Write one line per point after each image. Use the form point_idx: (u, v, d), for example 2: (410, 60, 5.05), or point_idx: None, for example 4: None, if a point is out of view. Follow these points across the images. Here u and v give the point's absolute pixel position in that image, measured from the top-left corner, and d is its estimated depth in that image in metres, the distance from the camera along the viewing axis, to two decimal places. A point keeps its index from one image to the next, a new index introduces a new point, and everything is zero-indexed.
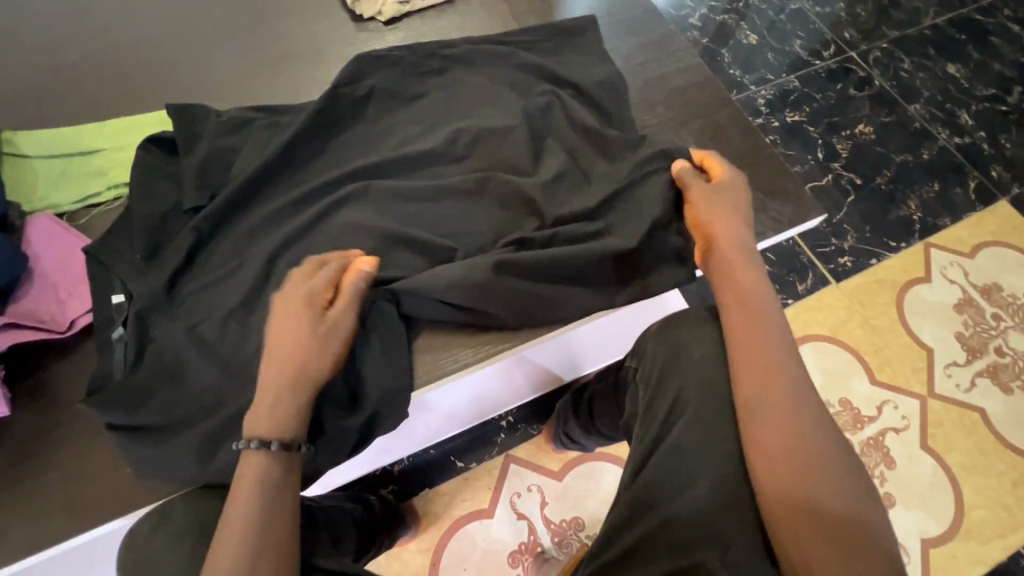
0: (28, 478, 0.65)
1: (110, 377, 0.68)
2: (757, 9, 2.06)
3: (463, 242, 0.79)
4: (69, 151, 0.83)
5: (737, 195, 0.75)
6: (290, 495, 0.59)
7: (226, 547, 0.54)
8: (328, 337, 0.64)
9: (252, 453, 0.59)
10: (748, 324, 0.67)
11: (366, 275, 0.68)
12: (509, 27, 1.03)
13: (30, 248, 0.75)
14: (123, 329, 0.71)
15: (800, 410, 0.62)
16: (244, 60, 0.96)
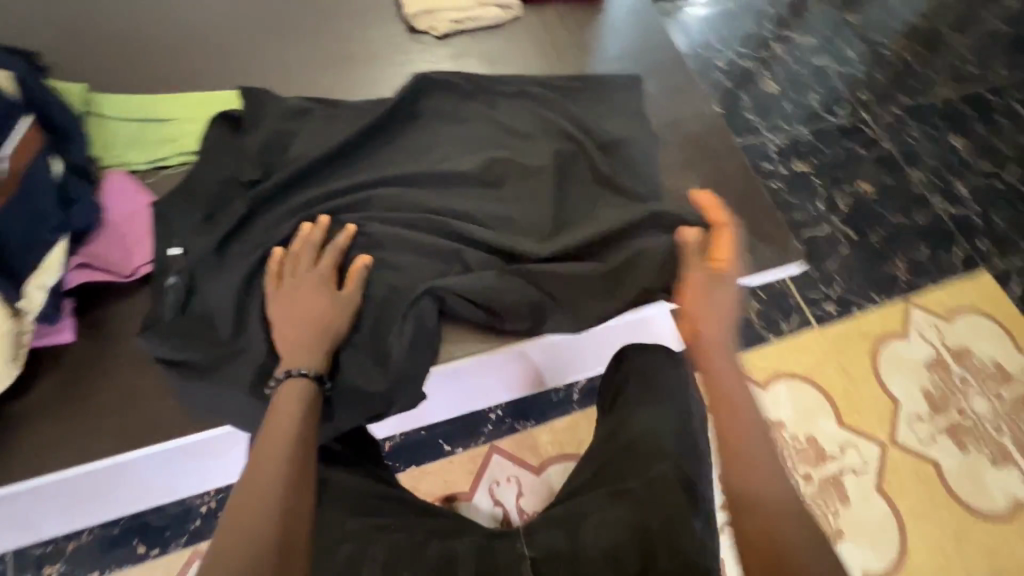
0: (89, 397, 0.76)
1: (163, 319, 0.78)
2: (781, 61, 2.17)
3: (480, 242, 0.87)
4: (144, 117, 0.93)
5: (722, 288, 0.79)
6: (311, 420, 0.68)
7: (269, 449, 0.63)
8: (339, 308, 0.77)
9: (286, 382, 0.70)
10: (730, 407, 0.71)
11: (364, 266, 0.81)
12: (547, 57, 1.13)
13: (105, 199, 0.85)
14: (176, 278, 0.80)
15: (776, 496, 0.65)
16: (306, 55, 1.06)
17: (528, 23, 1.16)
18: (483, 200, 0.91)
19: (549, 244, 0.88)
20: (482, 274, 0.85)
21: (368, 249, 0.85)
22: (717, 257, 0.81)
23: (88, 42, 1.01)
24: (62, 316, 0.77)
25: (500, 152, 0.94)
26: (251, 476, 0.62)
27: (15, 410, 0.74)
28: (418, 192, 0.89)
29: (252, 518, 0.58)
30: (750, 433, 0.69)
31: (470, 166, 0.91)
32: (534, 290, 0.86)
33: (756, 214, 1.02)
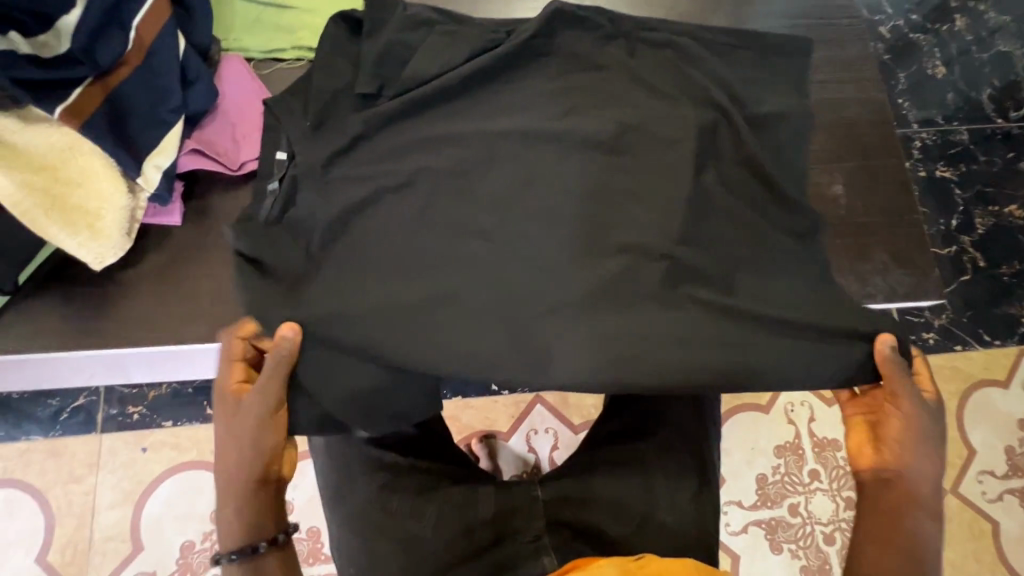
0: (187, 280, 0.79)
1: (255, 220, 0.76)
2: (961, 40, 1.81)
3: (595, 210, 0.76)
4: (266, 0, 0.88)
5: (935, 424, 0.65)
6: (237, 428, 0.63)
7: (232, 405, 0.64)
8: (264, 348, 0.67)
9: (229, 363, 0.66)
10: (901, 463, 0.65)
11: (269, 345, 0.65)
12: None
13: (219, 83, 0.83)
14: (276, 183, 0.78)
15: (911, 563, 0.61)
16: None
17: None
18: (605, 159, 0.79)
19: (671, 225, 0.76)
20: (606, 263, 0.73)
21: (469, 192, 0.77)
22: (901, 392, 0.66)
23: None
24: (173, 199, 0.78)
25: (632, 102, 0.82)
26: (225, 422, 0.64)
27: (122, 279, 0.78)
28: (534, 139, 0.79)
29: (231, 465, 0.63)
30: (920, 485, 0.64)
31: (595, 115, 0.80)
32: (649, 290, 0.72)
33: (900, 233, 0.89)
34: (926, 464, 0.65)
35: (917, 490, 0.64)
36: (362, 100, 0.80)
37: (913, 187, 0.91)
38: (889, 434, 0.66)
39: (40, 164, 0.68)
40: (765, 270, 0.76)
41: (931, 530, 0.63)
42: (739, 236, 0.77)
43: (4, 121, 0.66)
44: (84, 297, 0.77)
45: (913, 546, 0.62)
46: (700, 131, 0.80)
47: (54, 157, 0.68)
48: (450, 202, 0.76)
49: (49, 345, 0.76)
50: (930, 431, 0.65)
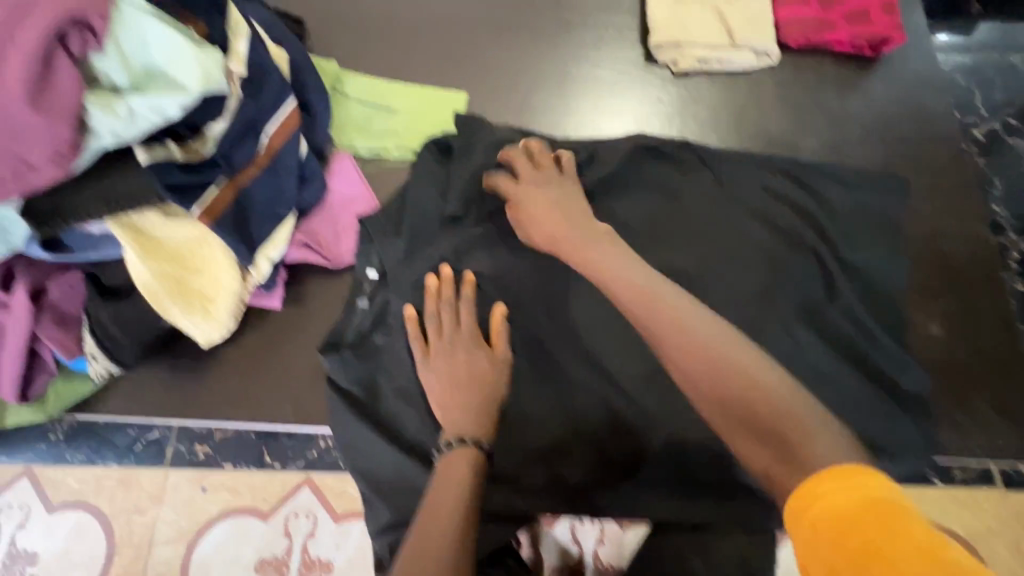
0: (277, 360, 0.85)
1: (341, 339, 0.83)
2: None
3: None
4: (379, 105, 0.97)
5: (552, 193, 0.80)
6: (449, 498, 0.64)
7: (455, 484, 0.65)
8: (461, 455, 0.68)
9: (453, 453, 0.69)
10: (622, 285, 0.67)
11: (473, 457, 0.69)
12: (790, 120, 0.99)
13: (330, 181, 0.91)
14: (367, 302, 0.85)
15: (743, 359, 0.56)
16: (532, 65, 1.02)
17: (781, 75, 1.01)
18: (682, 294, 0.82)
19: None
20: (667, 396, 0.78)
21: (541, 318, 0.83)
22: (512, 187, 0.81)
23: (343, 7, 1.05)
24: (276, 285, 0.84)
25: (706, 236, 0.85)
26: (439, 492, 0.64)
27: (222, 352, 0.85)
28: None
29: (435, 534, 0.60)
30: (658, 289, 0.65)
31: (681, 250, 0.84)
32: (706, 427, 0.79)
33: (998, 385, 0.83)
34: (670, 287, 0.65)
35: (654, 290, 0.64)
36: (449, 222, 0.86)
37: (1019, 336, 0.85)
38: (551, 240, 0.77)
39: (174, 255, 0.75)
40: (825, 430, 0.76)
41: (768, 372, 0.55)
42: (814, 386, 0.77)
43: (149, 216, 0.73)
44: (188, 368, 0.84)
45: (720, 354, 0.56)
46: (774, 270, 0.82)
47: (186, 248, 0.76)
48: (529, 325, 0.83)
49: (155, 410, 0.83)
50: (570, 206, 0.78)
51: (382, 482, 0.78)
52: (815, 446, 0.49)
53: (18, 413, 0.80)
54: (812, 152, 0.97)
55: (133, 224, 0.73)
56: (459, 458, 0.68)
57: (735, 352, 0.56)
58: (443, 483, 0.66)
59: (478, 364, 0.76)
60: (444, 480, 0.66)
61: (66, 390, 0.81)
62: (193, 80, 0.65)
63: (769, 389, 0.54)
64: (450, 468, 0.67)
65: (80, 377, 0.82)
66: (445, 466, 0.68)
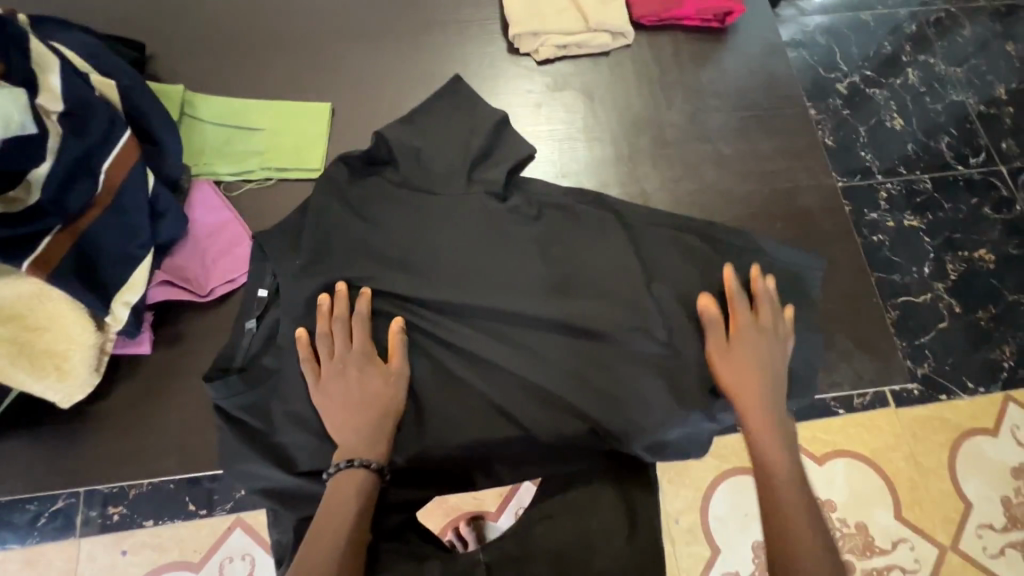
0: (155, 408, 0.80)
1: (231, 364, 0.80)
2: (929, 78, 1.20)
3: (550, 325, 0.83)
4: (237, 125, 0.93)
5: (763, 340, 0.76)
6: (333, 519, 0.65)
7: (343, 502, 0.66)
8: (349, 476, 0.68)
9: (343, 474, 0.68)
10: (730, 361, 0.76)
11: (366, 476, 0.69)
12: (653, 95, 1.03)
13: (190, 210, 0.86)
14: (254, 323, 0.82)
15: (774, 446, 0.70)
16: (398, 68, 1.01)
17: (641, 54, 1.05)
18: (567, 280, 0.85)
19: (632, 346, 0.82)
20: (559, 380, 0.82)
21: (432, 321, 0.82)
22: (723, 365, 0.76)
23: (186, 26, 0.99)
24: (142, 329, 0.79)
25: (581, 220, 0.88)
26: (328, 512, 0.66)
27: (93, 410, 0.79)
28: (498, 265, 0.85)
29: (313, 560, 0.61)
30: (763, 361, 0.75)
31: (562, 237, 0.87)
32: (604, 402, 0.81)
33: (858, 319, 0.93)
34: (774, 344, 0.76)
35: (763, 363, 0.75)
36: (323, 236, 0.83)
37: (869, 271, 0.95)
38: (740, 382, 0.75)
39: (8, 315, 0.71)
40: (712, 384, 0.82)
41: (792, 498, 0.66)
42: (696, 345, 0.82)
43: None
44: (58, 432, 0.78)
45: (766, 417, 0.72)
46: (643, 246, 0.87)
47: (21, 305, 0.71)
48: (421, 332, 0.82)
49: (27, 483, 0.77)
50: (769, 368, 0.75)
51: (286, 516, 0.75)
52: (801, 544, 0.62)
53: None
54: (678, 126, 1.02)
55: None
56: (349, 477, 0.68)
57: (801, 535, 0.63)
58: (333, 502, 0.66)
59: (371, 382, 0.74)
60: (334, 500, 0.67)
61: None
62: None
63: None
64: (339, 489, 0.67)
65: None
66: (336, 485, 0.68)
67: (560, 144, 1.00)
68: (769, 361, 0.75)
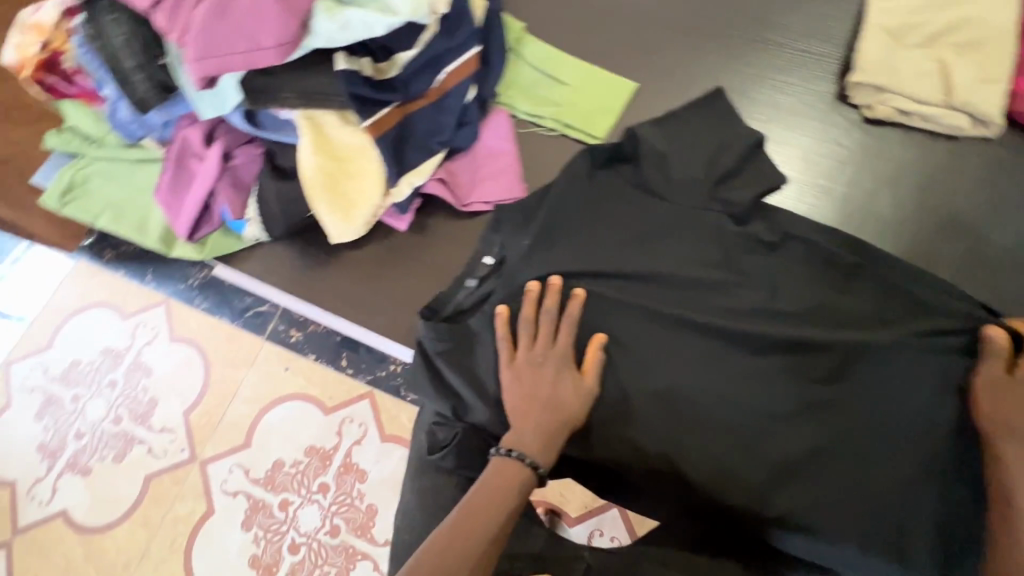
0: (387, 275, 0.93)
1: (445, 300, 0.85)
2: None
3: (756, 385, 0.76)
4: (548, 73, 0.99)
5: None
6: (491, 501, 0.67)
7: (503, 490, 0.68)
8: (513, 468, 0.70)
9: (508, 461, 0.70)
10: (997, 406, 0.67)
11: (530, 473, 0.69)
12: (987, 204, 0.87)
13: (482, 131, 0.95)
14: (475, 283, 0.85)
15: None
16: (711, 74, 0.99)
17: (993, 153, 0.89)
18: (796, 350, 0.76)
19: (832, 450, 0.73)
20: (739, 443, 0.75)
21: (641, 320, 0.79)
22: (987, 402, 0.68)
23: None
24: (408, 211, 0.91)
25: (839, 297, 0.79)
26: (487, 489, 0.68)
27: (345, 253, 0.94)
28: (729, 300, 0.80)
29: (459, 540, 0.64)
30: None
31: (810, 304, 0.79)
32: (779, 491, 0.73)
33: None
34: None
35: None
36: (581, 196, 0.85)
37: None
38: (1006, 424, 0.66)
39: (337, 155, 0.84)
40: (905, 535, 0.70)
41: None
42: (911, 489, 0.71)
43: (329, 117, 0.82)
44: (315, 257, 0.95)
45: None
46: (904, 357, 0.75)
47: (349, 152, 0.84)
48: (626, 324, 0.79)
49: (278, 283, 0.95)
50: None
51: (443, 416, 0.82)
52: None
53: (182, 248, 0.96)
54: (1002, 249, 0.85)
55: (316, 119, 0.83)
56: (512, 467, 0.70)
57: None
58: (492, 483, 0.69)
59: (563, 387, 0.74)
60: (495, 480, 0.69)
61: (222, 242, 0.95)
62: (403, 6, 0.72)
63: None
64: (500, 474, 0.69)
65: (235, 235, 0.95)
66: (497, 468, 0.70)
67: (845, 210, 0.90)
68: None
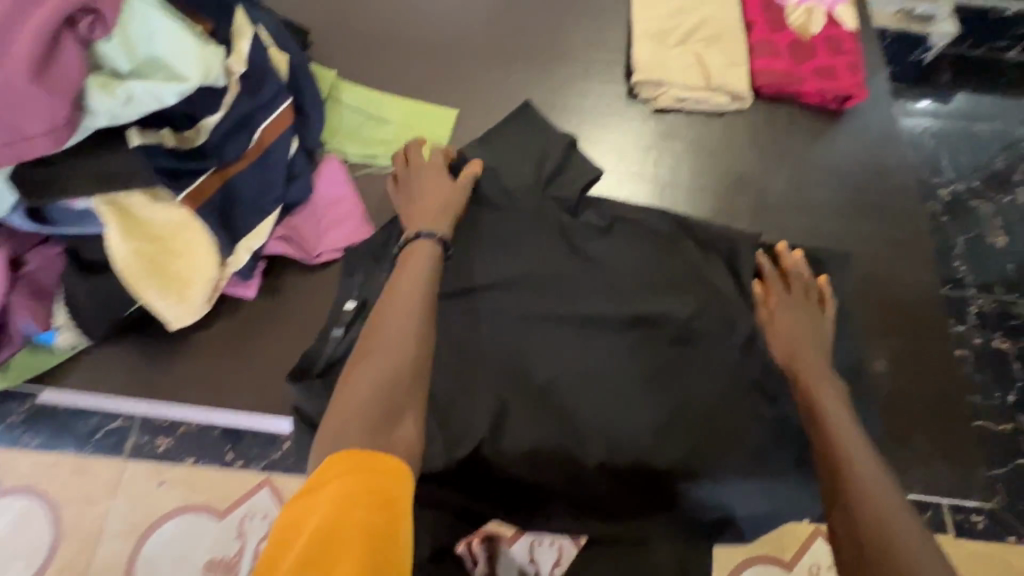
0: (244, 350, 0.87)
1: (316, 356, 0.82)
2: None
3: (620, 357, 0.84)
4: (371, 115, 1.02)
5: (806, 315, 0.81)
6: (411, 274, 0.69)
7: (416, 262, 0.70)
8: (413, 258, 0.71)
9: (415, 243, 0.73)
10: (777, 337, 0.80)
11: (434, 249, 0.72)
12: (758, 160, 1.05)
13: (317, 181, 0.94)
14: (342, 332, 0.83)
15: (838, 425, 0.67)
16: (523, 93, 1.08)
17: (753, 120, 1.08)
18: (644, 313, 0.86)
19: (696, 393, 0.83)
20: (621, 415, 0.82)
21: (512, 330, 0.85)
22: (771, 336, 0.81)
23: (348, 24, 1.11)
24: (253, 275, 0.87)
25: (668, 262, 0.90)
26: (398, 276, 0.69)
27: (192, 339, 0.87)
28: (581, 288, 0.88)
29: (389, 320, 0.64)
30: (800, 335, 0.79)
31: (647, 274, 0.89)
32: (665, 443, 0.81)
33: (920, 420, 0.92)
34: (816, 325, 0.81)
35: (799, 335, 0.79)
36: None
37: (940, 378, 0.94)
38: (791, 346, 0.78)
39: (156, 237, 0.78)
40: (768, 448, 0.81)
41: (853, 433, 0.66)
42: (761, 409, 0.83)
43: (135, 197, 0.76)
44: (158, 351, 0.86)
45: (823, 396, 0.72)
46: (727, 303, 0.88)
47: (169, 230, 0.79)
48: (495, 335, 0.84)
49: (119, 390, 0.85)
50: (812, 331, 0.80)
51: None
52: (878, 500, 0.58)
53: None
54: (778, 194, 1.03)
55: (118, 203, 0.75)
56: (422, 242, 0.73)
57: (864, 473, 0.61)
58: (404, 265, 0.71)
59: (441, 184, 0.84)
60: (404, 264, 0.71)
61: (30, 361, 0.84)
62: (193, 71, 0.70)
63: (876, 493, 0.59)
64: (416, 254, 0.72)
65: (44, 351, 0.84)
66: (407, 254, 0.72)
67: (657, 189, 1.03)
68: (814, 333, 0.80)
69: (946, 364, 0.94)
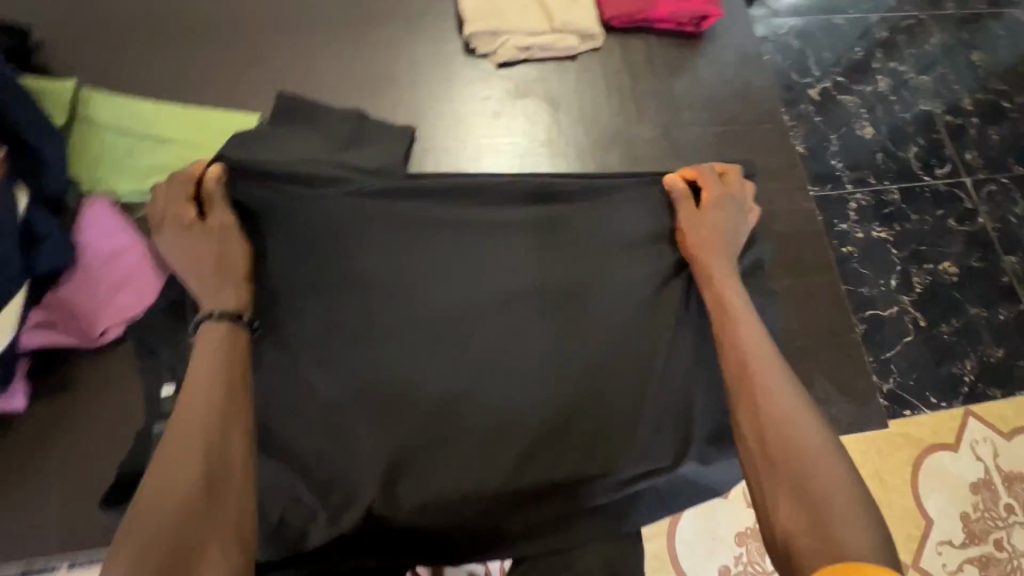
0: (34, 476, 0.69)
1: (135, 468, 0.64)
2: (895, 87, 1.12)
3: None
4: (139, 132, 0.78)
5: (732, 211, 0.71)
6: (206, 364, 0.55)
7: (214, 348, 0.56)
8: (209, 341, 0.57)
9: (212, 324, 0.59)
10: (693, 237, 0.71)
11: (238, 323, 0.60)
12: (622, 106, 0.94)
13: (79, 237, 0.72)
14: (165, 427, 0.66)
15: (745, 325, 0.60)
16: (340, 71, 0.89)
17: (609, 59, 0.96)
18: None
19: None
20: None
21: (355, 356, 0.66)
22: (687, 237, 0.71)
23: (96, 23, 0.87)
24: (12, 380, 0.67)
25: None
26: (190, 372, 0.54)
27: None
28: None
29: (180, 436, 0.50)
30: (720, 233, 0.70)
31: None
32: None
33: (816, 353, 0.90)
34: (738, 220, 0.71)
35: (719, 233, 0.70)
36: None
37: (830, 302, 0.92)
38: (707, 242, 0.69)
39: None
40: None
41: (758, 335, 0.58)
42: None
43: None
44: None
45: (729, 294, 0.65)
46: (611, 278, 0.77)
47: None
48: None
49: None
50: (732, 226, 0.71)
51: None
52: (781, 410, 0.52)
53: None
54: (647, 140, 0.93)
55: None
56: (222, 319, 0.59)
57: (769, 378, 0.54)
58: (201, 353, 0.56)
59: (226, 239, 0.65)
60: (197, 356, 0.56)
61: None
62: None
63: (777, 399, 0.53)
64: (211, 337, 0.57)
65: None
66: (203, 338, 0.57)
67: (519, 159, 0.90)
68: (734, 232, 0.70)
69: (834, 287, 0.93)
